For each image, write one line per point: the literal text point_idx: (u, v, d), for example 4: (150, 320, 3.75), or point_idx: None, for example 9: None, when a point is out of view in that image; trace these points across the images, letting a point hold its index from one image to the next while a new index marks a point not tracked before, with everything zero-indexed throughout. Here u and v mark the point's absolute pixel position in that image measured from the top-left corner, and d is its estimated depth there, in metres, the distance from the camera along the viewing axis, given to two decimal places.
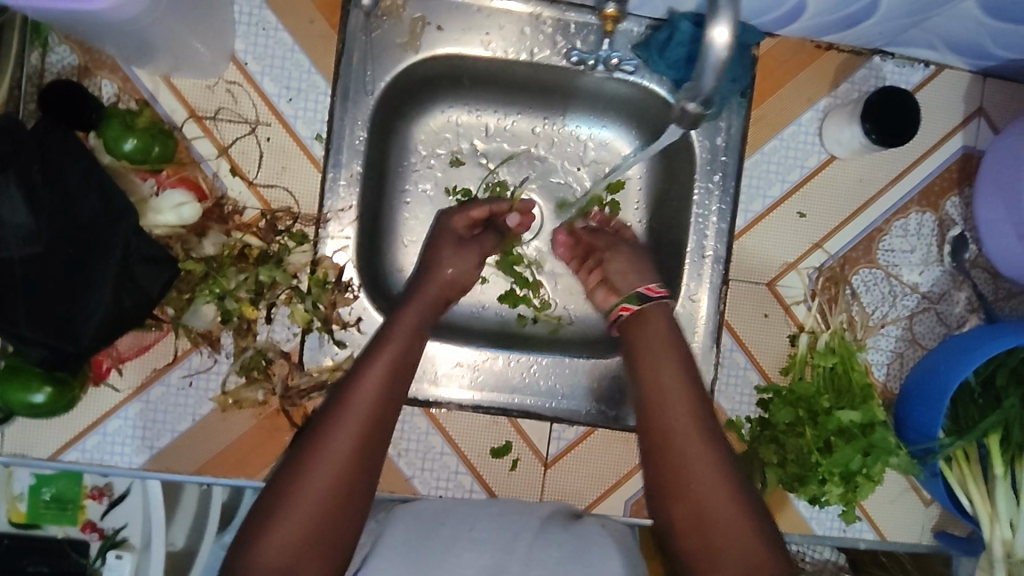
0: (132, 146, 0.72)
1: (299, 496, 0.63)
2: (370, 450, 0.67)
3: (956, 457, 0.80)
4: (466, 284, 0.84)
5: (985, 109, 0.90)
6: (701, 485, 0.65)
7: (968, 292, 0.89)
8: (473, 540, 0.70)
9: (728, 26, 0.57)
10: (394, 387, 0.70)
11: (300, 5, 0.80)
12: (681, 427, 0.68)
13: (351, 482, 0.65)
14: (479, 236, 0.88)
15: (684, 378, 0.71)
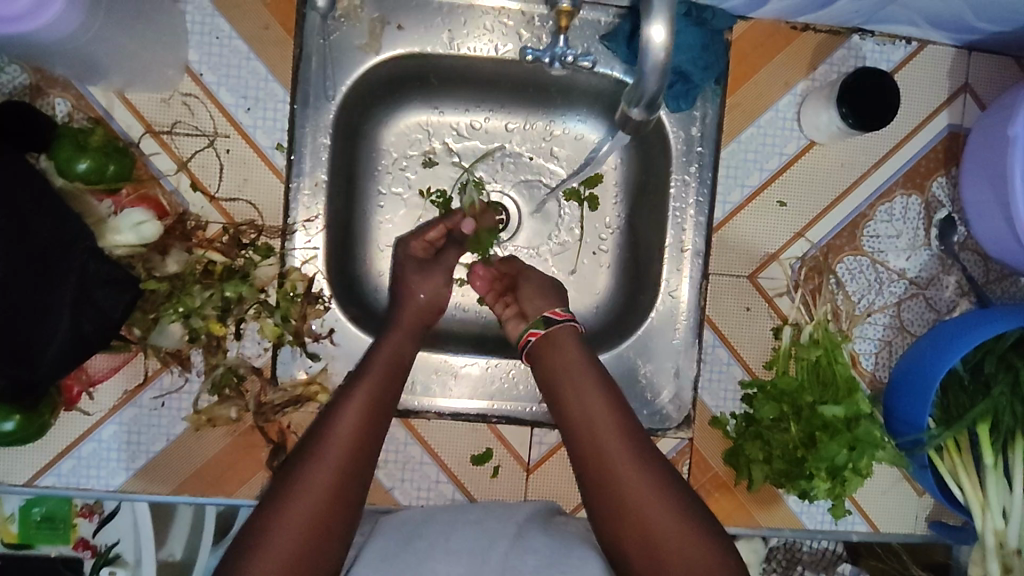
0: (86, 166, 0.70)
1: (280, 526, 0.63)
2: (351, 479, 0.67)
3: (947, 447, 0.79)
4: (437, 304, 0.83)
5: (971, 85, 0.86)
6: (648, 505, 0.68)
7: (958, 276, 0.87)
8: (449, 552, 0.69)
9: (664, 24, 0.53)
10: (375, 417, 0.71)
11: (253, 11, 0.78)
12: (617, 453, 0.71)
13: (333, 511, 0.65)
14: (439, 254, 0.86)
15: (607, 401, 0.73)
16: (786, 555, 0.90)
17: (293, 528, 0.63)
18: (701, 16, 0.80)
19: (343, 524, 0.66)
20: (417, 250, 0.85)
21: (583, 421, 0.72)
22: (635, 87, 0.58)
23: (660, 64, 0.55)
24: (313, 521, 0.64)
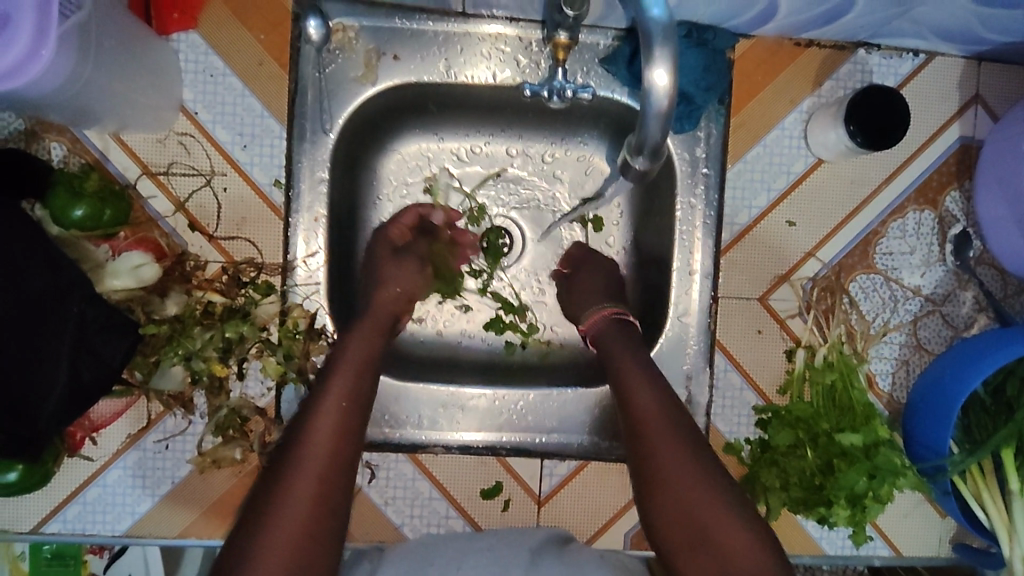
0: (82, 213, 0.69)
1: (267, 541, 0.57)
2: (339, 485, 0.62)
3: (970, 471, 0.77)
4: (414, 294, 0.81)
5: (981, 96, 0.84)
6: (691, 484, 0.64)
7: (975, 291, 0.84)
8: None
9: (667, 68, 0.50)
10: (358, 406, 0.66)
11: (248, 48, 0.77)
12: (670, 448, 0.66)
13: (324, 514, 0.59)
14: (411, 245, 0.84)
15: (649, 375, 0.71)
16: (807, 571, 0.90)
17: (282, 543, 0.57)
18: (702, 37, 0.78)
19: (333, 538, 0.60)
20: (393, 235, 0.83)
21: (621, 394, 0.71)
22: (638, 136, 0.55)
23: (663, 113, 0.52)
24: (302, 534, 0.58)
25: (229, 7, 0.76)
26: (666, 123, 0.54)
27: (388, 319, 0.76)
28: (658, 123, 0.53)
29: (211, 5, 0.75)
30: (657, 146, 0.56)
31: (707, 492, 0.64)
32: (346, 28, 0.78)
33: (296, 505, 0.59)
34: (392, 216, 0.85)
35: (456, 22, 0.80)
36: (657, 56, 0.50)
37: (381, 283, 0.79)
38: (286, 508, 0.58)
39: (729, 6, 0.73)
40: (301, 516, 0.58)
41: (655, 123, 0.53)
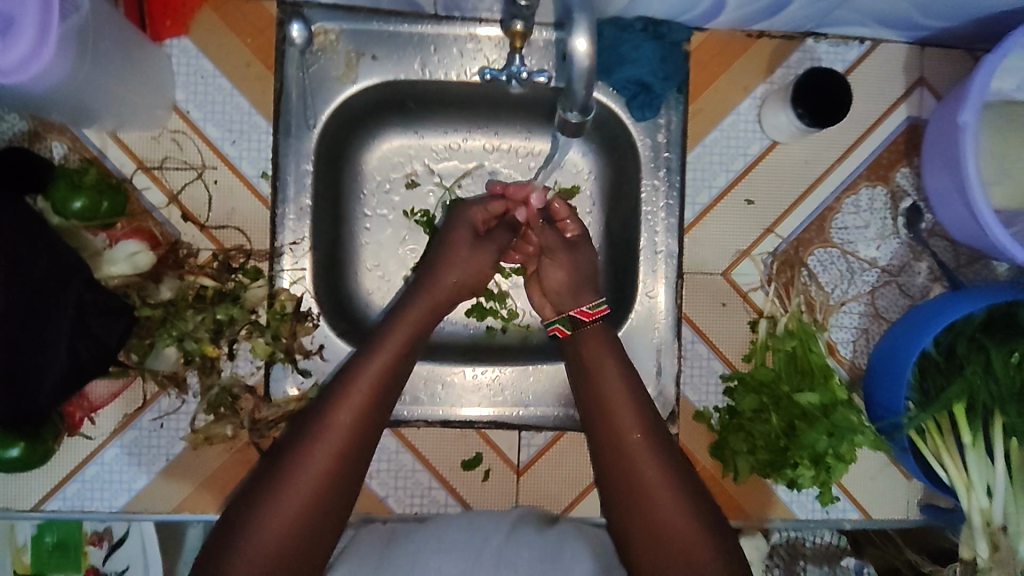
0: (81, 204, 0.75)
1: (285, 496, 0.65)
2: (360, 459, 0.69)
3: (927, 428, 0.80)
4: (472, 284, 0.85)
5: (926, 78, 0.90)
6: (648, 455, 0.72)
7: (929, 262, 0.89)
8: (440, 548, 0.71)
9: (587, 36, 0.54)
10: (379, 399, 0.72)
11: (236, 52, 0.83)
12: (632, 431, 0.73)
13: (324, 497, 0.66)
14: (493, 232, 0.88)
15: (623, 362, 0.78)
16: (790, 551, 0.88)
17: (298, 500, 0.65)
18: (657, 30, 0.84)
19: (331, 519, 0.67)
20: (475, 218, 0.86)
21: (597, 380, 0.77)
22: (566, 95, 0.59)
23: (585, 73, 0.56)
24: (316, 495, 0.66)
25: (219, 15, 0.82)
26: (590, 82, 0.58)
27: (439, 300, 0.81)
28: (582, 82, 0.57)
29: (202, 14, 0.82)
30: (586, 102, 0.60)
31: (661, 475, 0.71)
32: (327, 31, 0.84)
33: (315, 468, 0.66)
34: (481, 198, 0.88)
35: (430, 24, 0.85)
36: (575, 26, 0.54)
37: (447, 266, 0.82)
38: (307, 469, 0.66)
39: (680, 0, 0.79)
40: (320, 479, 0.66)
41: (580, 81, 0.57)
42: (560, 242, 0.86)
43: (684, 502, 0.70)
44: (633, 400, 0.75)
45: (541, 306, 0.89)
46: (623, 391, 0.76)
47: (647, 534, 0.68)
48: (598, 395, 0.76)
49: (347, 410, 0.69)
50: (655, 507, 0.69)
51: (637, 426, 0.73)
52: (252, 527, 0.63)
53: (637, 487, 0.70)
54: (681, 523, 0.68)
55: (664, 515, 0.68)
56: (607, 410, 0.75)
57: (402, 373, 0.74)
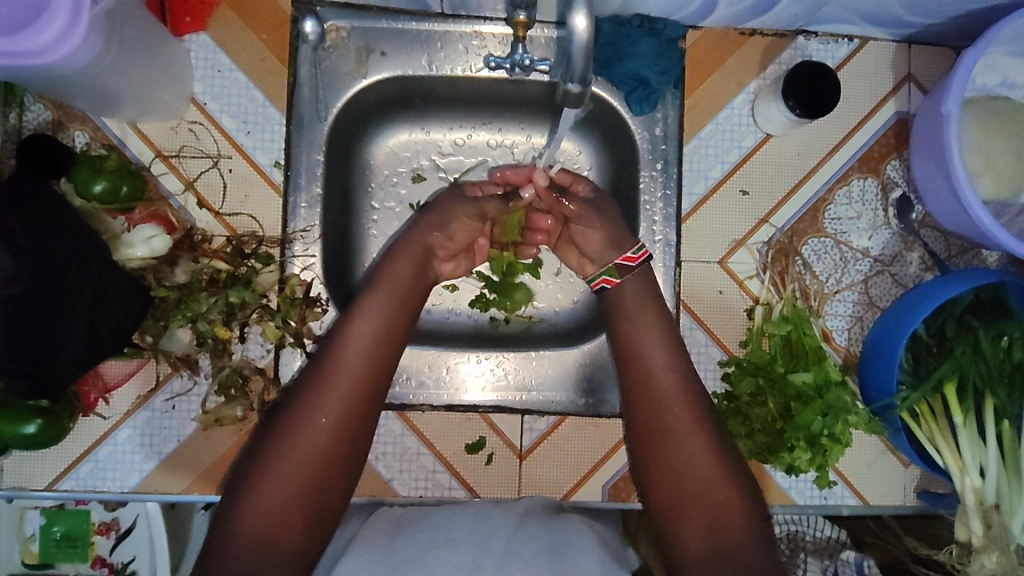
0: (101, 188, 0.78)
1: (285, 458, 0.67)
2: (358, 419, 0.71)
3: (921, 411, 0.82)
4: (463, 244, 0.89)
5: (914, 75, 0.93)
6: (677, 405, 0.76)
7: (920, 251, 0.91)
8: (449, 540, 0.72)
9: (586, 15, 0.56)
10: (381, 367, 0.73)
11: (251, 47, 0.87)
12: (665, 383, 0.77)
13: (328, 463, 0.68)
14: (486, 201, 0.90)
15: (659, 317, 0.82)
16: (791, 544, 0.90)
17: (298, 461, 0.67)
18: (653, 26, 0.88)
19: (336, 484, 0.68)
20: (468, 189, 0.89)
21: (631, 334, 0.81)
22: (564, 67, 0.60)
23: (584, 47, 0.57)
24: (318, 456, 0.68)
25: (235, 12, 0.86)
26: (589, 55, 0.59)
27: (420, 263, 0.83)
28: (580, 55, 0.58)
29: (219, 11, 0.86)
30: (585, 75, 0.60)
31: (688, 425, 0.75)
32: (338, 28, 0.87)
33: (314, 430, 0.68)
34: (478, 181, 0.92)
35: (437, 22, 0.89)
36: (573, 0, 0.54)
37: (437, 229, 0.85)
38: (304, 432, 0.68)
39: None
40: (317, 441, 0.68)
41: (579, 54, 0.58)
42: (583, 206, 0.87)
43: (711, 452, 0.74)
44: (673, 353, 0.79)
45: (581, 267, 0.92)
46: (664, 343, 0.80)
47: (668, 477, 0.74)
48: (635, 347, 0.80)
49: (348, 379, 0.71)
50: (678, 454, 0.74)
51: (671, 379, 0.78)
52: (256, 488, 0.65)
53: (663, 435, 0.75)
54: (704, 471, 0.73)
55: (688, 462, 0.73)
56: (643, 361, 0.79)
57: (391, 335, 0.76)
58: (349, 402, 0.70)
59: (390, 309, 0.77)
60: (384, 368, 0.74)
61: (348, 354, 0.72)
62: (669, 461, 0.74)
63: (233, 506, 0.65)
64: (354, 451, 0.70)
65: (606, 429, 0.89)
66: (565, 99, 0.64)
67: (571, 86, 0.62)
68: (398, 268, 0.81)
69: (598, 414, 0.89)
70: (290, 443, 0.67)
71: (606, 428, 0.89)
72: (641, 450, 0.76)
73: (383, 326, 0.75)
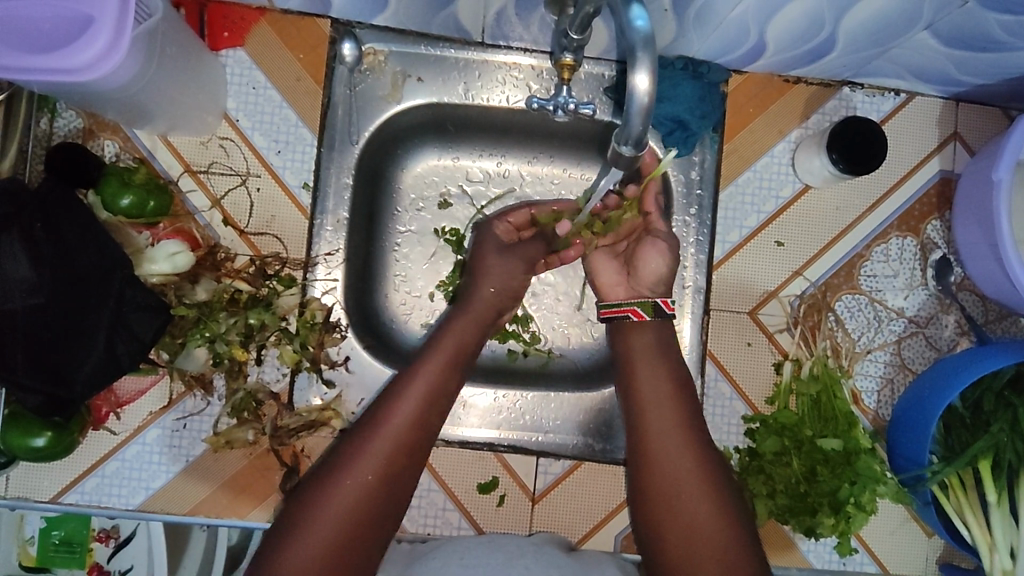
0: (129, 202, 0.77)
1: (316, 519, 0.64)
2: (384, 494, 0.67)
3: (951, 484, 0.80)
4: (515, 291, 0.84)
5: (960, 133, 0.91)
6: (675, 450, 0.73)
7: (956, 315, 0.88)
8: (465, 567, 0.72)
9: (648, 73, 0.54)
10: (431, 413, 0.71)
11: (287, 65, 0.85)
12: (665, 427, 0.74)
13: (371, 512, 0.65)
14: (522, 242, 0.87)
15: (663, 356, 0.78)
16: None
17: (320, 537, 0.63)
18: (696, 70, 0.86)
19: (376, 530, 0.66)
20: (501, 232, 0.87)
21: (637, 375, 0.77)
22: (622, 127, 0.58)
23: (643, 108, 0.55)
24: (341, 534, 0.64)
25: (273, 29, 0.85)
26: (648, 116, 0.57)
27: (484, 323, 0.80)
28: (639, 116, 0.56)
29: (257, 28, 0.85)
30: (642, 138, 0.58)
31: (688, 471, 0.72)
32: (376, 51, 0.86)
33: (339, 506, 0.64)
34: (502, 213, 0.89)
35: (475, 51, 0.87)
36: (638, 61, 0.53)
37: (484, 276, 0.83)
38: (330, 508, 0.64)
39: (722, 42, 0.81)
40: (343, 517, 0.64)
41: (638, 116, 0.56)
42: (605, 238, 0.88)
43: (716, 510, 0.70)
44: (677, 402, 0.75)
45: (610, 290, 0.86)
46: (669, 390, 0.76)
47: (679, 531, 0.70)
48: (638, 401, 0.76)
49: (394, 425, 0.69)
50: (684, 514, 0.70)
51: (678, 431, 0.74)
52: (297, 532, 0.63)
53: (670, 491, 0.71)
54: (711, 527, 0.69)
55: (695, 521, 0.69)
56: (648, 410, 0.75)
57: (437, 407, 0.71)
58: (395, 448, 0.68)
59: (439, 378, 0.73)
60: (422, 440, 0.70)
61: (391, 426, 0.68)
62: (665, 510, 0.71)
63: (273, 544, 0.64)
64: (376, 529, 0.66)
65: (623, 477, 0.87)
66: (615, 160, 0.62)
67: (624, 149, 0.59)
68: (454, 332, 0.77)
69: (612, 460, 0.87)
70: (315, 519, 0.64)
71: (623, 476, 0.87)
72: (642, 495, 0.73)
73: (431, 395, 0.71)
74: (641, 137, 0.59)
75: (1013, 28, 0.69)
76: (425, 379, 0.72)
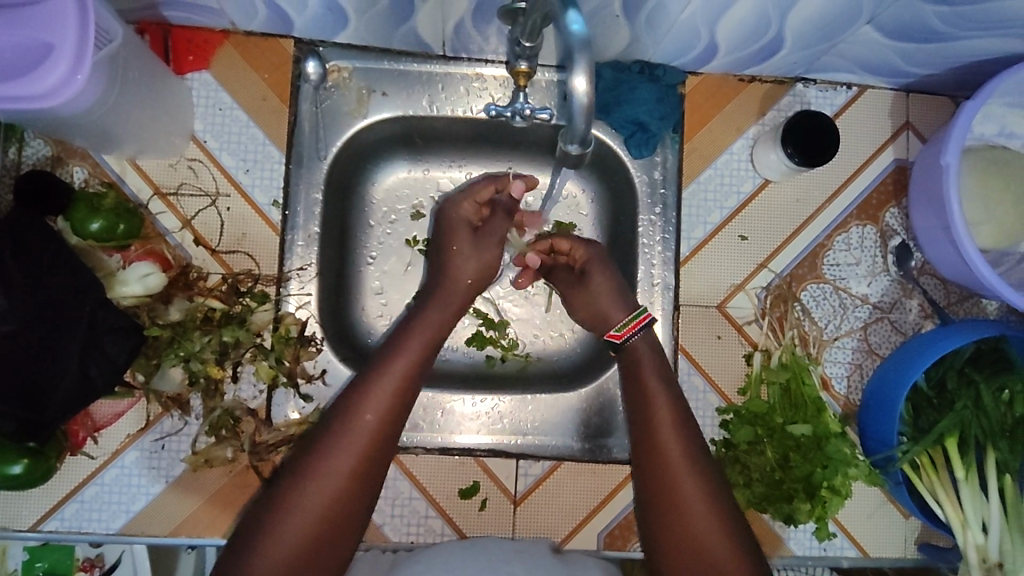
0: (98, 226, 0.78)
1: (291, 515, 0.64)
2: (352, 496, 0.67)
3: (922, 464, 0.81)
4: (487, 269, 0.83)
5: (912, 123, 0.93)
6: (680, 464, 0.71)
7: (919, 299, 0.91)
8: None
9: (586, 75, 0.55)
10: (397, 408, 0.70)
11: (253, 86, 0.87)
12: (667, 440, 0.72)
13: (346, 507, 0.66)
14: (488, 221, 0.86)
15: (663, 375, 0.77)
16: None
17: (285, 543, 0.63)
18: (653, 73, 0.88)
19: (351, 526, 0.67)
20: (467, 211, 0.85)
21: (642, 386, 0.76)
22: (566, 126, 0.60)
23: (585, 109, 0.57)
24: (305, 543, 0.64)
25: (238, 50, 0.87)
26: (590, 115, 0.59)
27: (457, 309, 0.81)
28: (582, 116, 0.58)
29: (222, 50, 0.86)
30: (586, 135, 0.61)
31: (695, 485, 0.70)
32: (340, 69, 0.88)
33: (304, 512, 0.64)
34: (467, 189, 0.86)
35: (438, 63, 0.89)
36: (577, 64, 0.55)
37: (455, 259, 0.83)
38: (300, 509, 0.65)
39: (675, 45, 0.83)
40: (314, 514, 0.65)
41: (580, 115, 0.58)
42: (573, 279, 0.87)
43: (729, 539, 0.69)
44: (679, 424, 0.73)
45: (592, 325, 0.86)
46: (668, 404, 0.74)
47: (678, 541, 0.69)
48: (646, 416, 0.74)
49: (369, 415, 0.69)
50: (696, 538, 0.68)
51: (685, 456, 0.72)
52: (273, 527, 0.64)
53: (671, 503, 0.70)
54: (712, 538, 0.68)
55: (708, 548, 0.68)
56: (652, 420, 0.74)
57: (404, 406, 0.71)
58: (367, 446, 0.68)
59: (407, 371, 0.72)
60: (394, 432, 0.70)
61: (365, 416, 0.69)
62: (667, 521, 0.70)
63: (247, 534, 0.65)
64: (344, 535, 0.66)
65: (603, 475, 0.87)
66: (566, 157, 0.66)
67: (572, 147, 0.62)
68: (424, 326, 0.77)
69: (593, 458, 0.88)
70: (280, 526, 0.64)
71: (603, 474, 0.87)
72: (645, 503, 0.73)
73: (400, 389, 0.71)
74: (587, 137, 0.62)
75: (949, 18, 0.72)
76: (392, 375, 0.71)
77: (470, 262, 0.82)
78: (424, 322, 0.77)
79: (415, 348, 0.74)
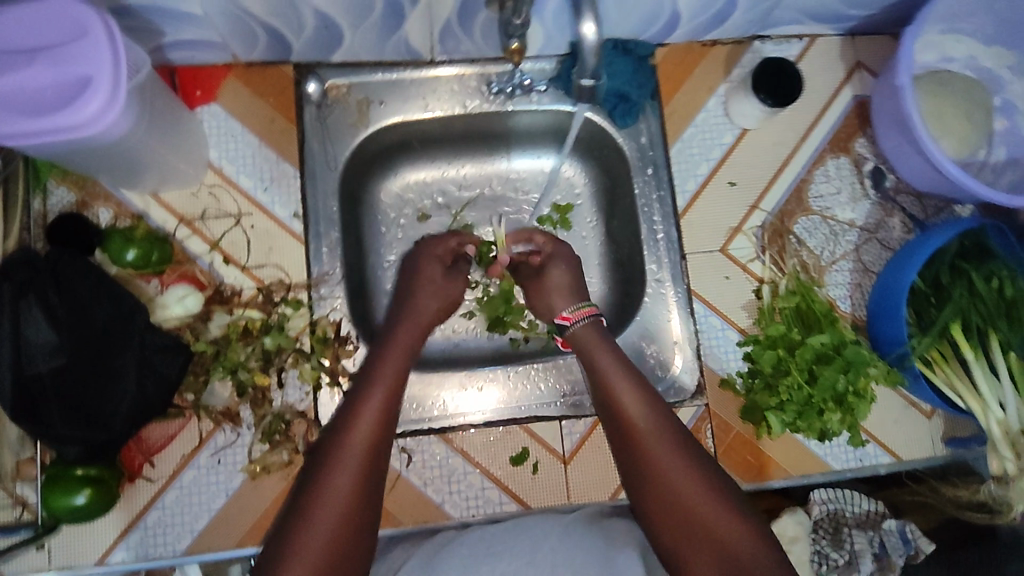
0: (133, 255, 0.82)
1: (310, 530, 0.65)
2: (364, 498, 0.68)
3: (933, 358, 0.89)
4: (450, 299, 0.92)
5: (862, 62, 1.03)
6: (660, 445, 0.73)
7: (900, 216, 0.98)
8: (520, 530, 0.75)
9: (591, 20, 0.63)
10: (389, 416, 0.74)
11: (259, 111, 0.92)
12: (642, 426, 0.75)
13: (360, 508, 0.67)
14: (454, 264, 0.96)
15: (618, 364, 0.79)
16: (832, 523, 0.90)
17: None
18: (625, 47, 0.96)
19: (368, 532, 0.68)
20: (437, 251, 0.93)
21: (605, 381, 0.78)
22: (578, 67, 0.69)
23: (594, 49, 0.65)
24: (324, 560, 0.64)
25: (241, 81, 0.93)
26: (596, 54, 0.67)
27: (422, 336, 0.86)
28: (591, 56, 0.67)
29: (226, 83, 0.92)
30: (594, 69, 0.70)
31: (677, 463, 0.72)
32: (339, 85, 0.94)
33: (324, 516, 0.65)
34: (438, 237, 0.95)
35: (427, 68, 0.96)
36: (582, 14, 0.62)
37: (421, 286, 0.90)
38: (320, 513, 0.65)
39: (641, 19, 0.91)
40: (335, 519, 0.65)
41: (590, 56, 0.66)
42: None
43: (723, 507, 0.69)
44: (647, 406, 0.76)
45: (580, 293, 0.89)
46: (632, 393, 0.77)
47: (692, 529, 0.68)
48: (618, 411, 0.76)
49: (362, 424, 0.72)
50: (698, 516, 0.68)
51: (650, 429, 0.74)
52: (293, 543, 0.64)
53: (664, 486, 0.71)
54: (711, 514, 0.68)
55: (731, 544, 0.67)
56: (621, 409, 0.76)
57: (386, 437, 0.73)
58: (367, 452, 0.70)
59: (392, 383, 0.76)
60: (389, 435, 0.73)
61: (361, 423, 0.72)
62: (668, 508, 0.70)
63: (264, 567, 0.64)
64: (362, 541, 0.67)
65: None
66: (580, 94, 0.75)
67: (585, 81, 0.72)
68: (392, 354, 0.80)
69: None
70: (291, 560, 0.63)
71: None
72: (646, 498, 0.72)
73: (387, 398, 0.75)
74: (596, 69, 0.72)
75: None
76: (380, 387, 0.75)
77: (429, 300, 0.89)
78: (391, 351, 0.81)
79: (390, 374, 0.77)
